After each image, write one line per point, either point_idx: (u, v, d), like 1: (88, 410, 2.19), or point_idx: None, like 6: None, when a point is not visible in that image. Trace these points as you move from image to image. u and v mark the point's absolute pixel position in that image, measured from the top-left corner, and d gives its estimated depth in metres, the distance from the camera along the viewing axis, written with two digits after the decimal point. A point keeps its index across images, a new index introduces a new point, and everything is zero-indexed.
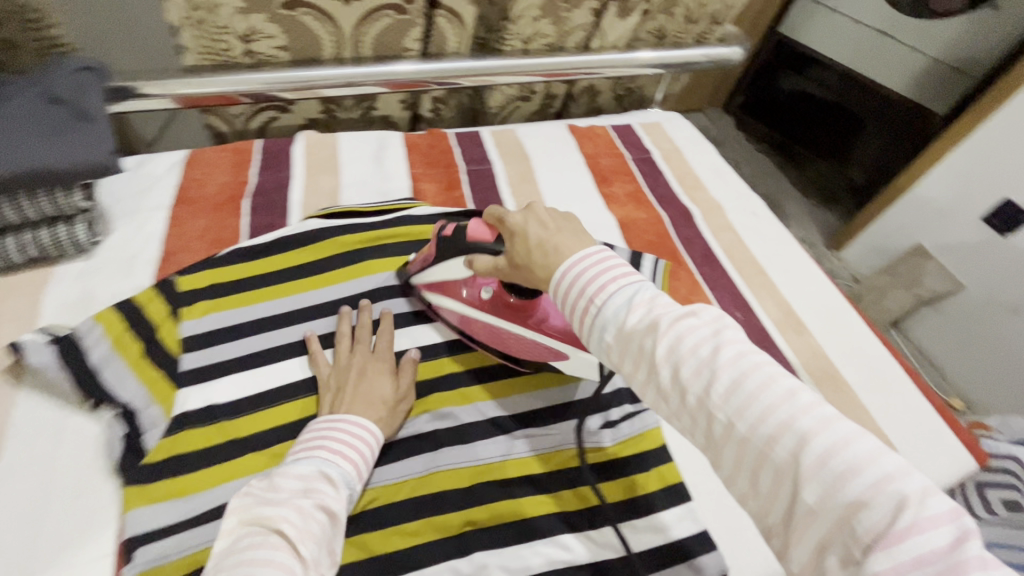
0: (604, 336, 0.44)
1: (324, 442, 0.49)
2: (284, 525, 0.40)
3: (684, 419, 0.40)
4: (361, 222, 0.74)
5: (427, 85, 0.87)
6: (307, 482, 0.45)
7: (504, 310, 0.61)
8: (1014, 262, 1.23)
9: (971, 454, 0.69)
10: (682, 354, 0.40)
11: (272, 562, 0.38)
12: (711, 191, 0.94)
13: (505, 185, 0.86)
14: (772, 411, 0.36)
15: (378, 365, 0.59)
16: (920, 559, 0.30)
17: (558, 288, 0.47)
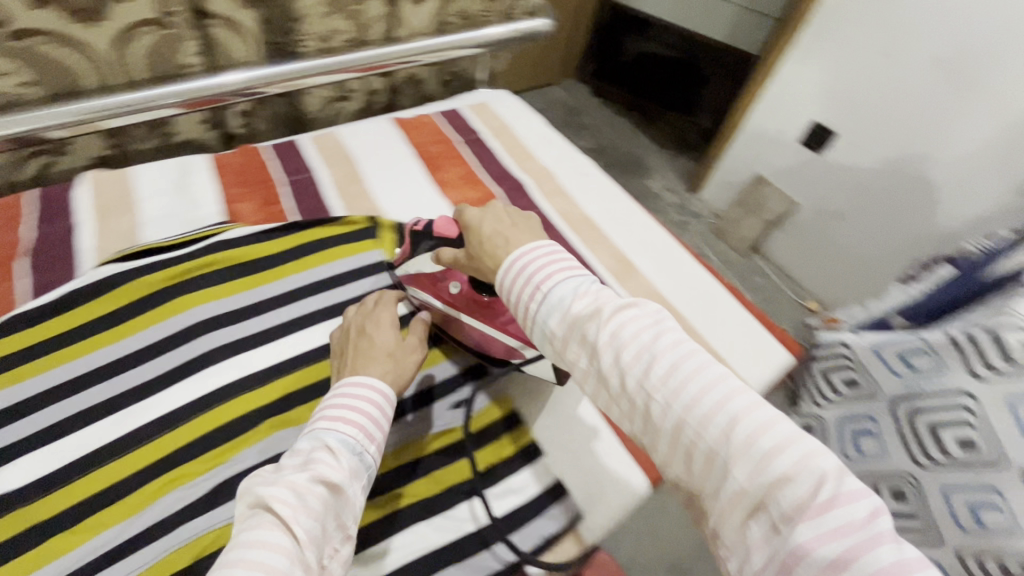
0: (549, 321, 0.46)
1: (324, 413, 0.49)
2: (276, 503, 0.40)
3: (623, 402, 0.42)
4: (167, 257, 0.68)
5: (228, 99, 0.83)
6: (306, 457, 0.44)
7: (473, 307, 0.62)
8: (828, 173, 1.81)
9: (787, 348, 0.78)
10: (623, 339, 0.42)
11: (266, 544, 0.37)
12: (542, 159, 0.98)
13: (330, 190, 0.83)
14: (707, 394, 0.39)
15: (382, 318, 0.61)
16: (837, 531, 0.33)
17: (505, 276, 0.50)
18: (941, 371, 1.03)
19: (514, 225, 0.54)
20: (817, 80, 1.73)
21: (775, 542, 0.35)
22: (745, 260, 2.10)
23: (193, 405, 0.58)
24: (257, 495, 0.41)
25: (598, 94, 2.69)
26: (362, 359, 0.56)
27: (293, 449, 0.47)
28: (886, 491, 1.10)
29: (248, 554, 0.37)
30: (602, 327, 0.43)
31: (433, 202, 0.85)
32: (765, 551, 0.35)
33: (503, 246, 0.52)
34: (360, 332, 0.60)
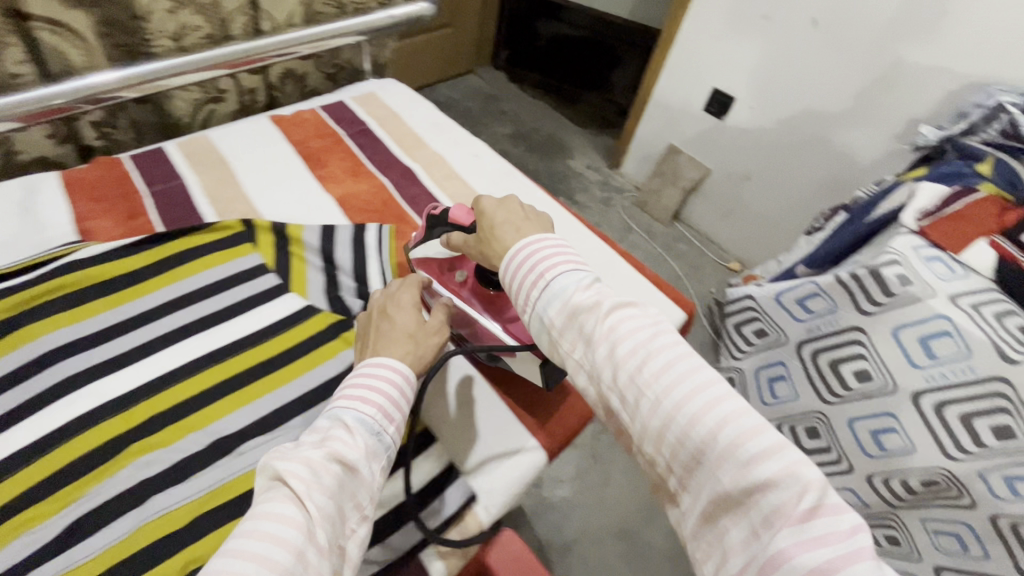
0: (548, 312, 0.50)
1: (346, 389, 0.50)
2: (293, 478, 0.41)
3: (615, 395, 0.45)
4: (8, 285, 0.62)
5: (74, 108, 0.76)
6: (324, 434, 0.45)
7: (478, 299, 0.67)
8: (732, 136, 1.88)
9: (680, 306, 0.81)
10: (620, 334, 0.46)
11: (278, 518, 0.38)
12: (432, 145, 0.96)
13: (201, 196, 0.78)
14: (699, 395, 0.42)
15: (403, 299, 0.61)
16: (822, 539, 0.36)
17: (511, 269, 0.54)
18: (835, 312, 1.09)
19: (525, 217, 0.59)
20: (712, 48, 1.80)
21: (753, 544, 0.38)
22: (668, 229, 2.16)
23: (43, 441, 0.53)
24: (275, 468, 0.42)
25: (515, 79, 2.69)
26: (384, 339, 0.57)
27: (317, 423, 0.48)
28: (801, 431, 1.17)
29: (262, 527, 0.38)
30: (602, 321, 0.47)
31: (317, 199, 0.82)
32: (743, 552, 0.39)
33: (508, 232, 0.58)
34: (381, 314, 0.60)
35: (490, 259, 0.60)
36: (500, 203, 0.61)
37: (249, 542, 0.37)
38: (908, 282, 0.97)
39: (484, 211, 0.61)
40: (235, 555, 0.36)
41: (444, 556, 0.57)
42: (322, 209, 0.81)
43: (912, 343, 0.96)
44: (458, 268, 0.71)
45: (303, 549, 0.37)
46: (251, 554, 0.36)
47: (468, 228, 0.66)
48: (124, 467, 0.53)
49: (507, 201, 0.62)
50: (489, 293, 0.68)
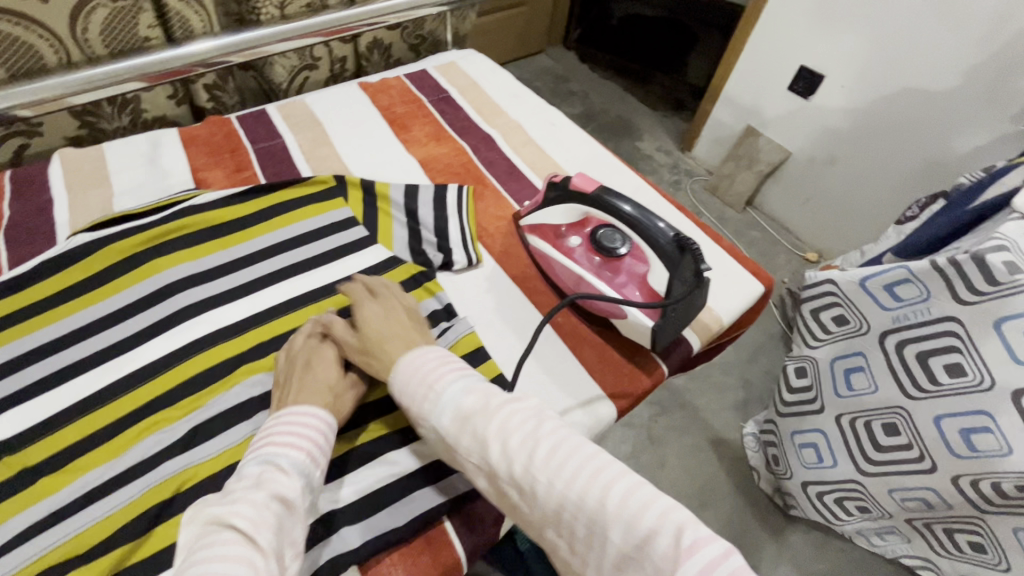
0: (441, 418, 0.50)
1: (272, 437, 0.49)
2: (239, 518, 0.42)
3: (513, 488, 0.46)
4: (137, 224, 0.69)
5: (192, 70, 0.83)
6: (257, 478, 0.46)
7: (595, 264, 0.66)
8: (818, 116, 1.77)
9: (759, 279, 0.77)
10: (509, 428, 0.47)
11: (228, 556, 0.40)
12: (510, 113, 0.98)
13: (298, 154, 0.84)
14: (582, 470, 0.44)
15: (326, 354, 0.58)
16: (705, 566, 0.38)
17: (396, 384, 0.53)
18: (926, 302, 1.00)
19: (409, 325, 0.59)
20: (801, 22, 1.69)
21: None
22: (740, 216, 2.09)
23: (168, 358, 0.60)
24: (217, 511, 0.43)
25: (586, 59, 2.67)
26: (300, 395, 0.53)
27: (240, 469, 0.47)
28: (878, 428, 1.10)
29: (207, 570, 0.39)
30: (491, 419, 0.48)
31: (400, 160, 0.86)
32: None
33: (397, 343, 0.56)
34: (300, 363, 0.57)
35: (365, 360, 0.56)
36: (384, 303, 0.60)
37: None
38: (1017, 270, 0.87)
39: (367, 315, 0.59)
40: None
41: None
42: (406, 170, 0.85)
43: (1018, 337, 0.87)
44: (572, 232, 0.69)
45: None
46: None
47: (594, 195, 0.63)
48: (235, 385, 0.59)
49: (390, 301, 0.61)
50: (602, 257, 0.67)
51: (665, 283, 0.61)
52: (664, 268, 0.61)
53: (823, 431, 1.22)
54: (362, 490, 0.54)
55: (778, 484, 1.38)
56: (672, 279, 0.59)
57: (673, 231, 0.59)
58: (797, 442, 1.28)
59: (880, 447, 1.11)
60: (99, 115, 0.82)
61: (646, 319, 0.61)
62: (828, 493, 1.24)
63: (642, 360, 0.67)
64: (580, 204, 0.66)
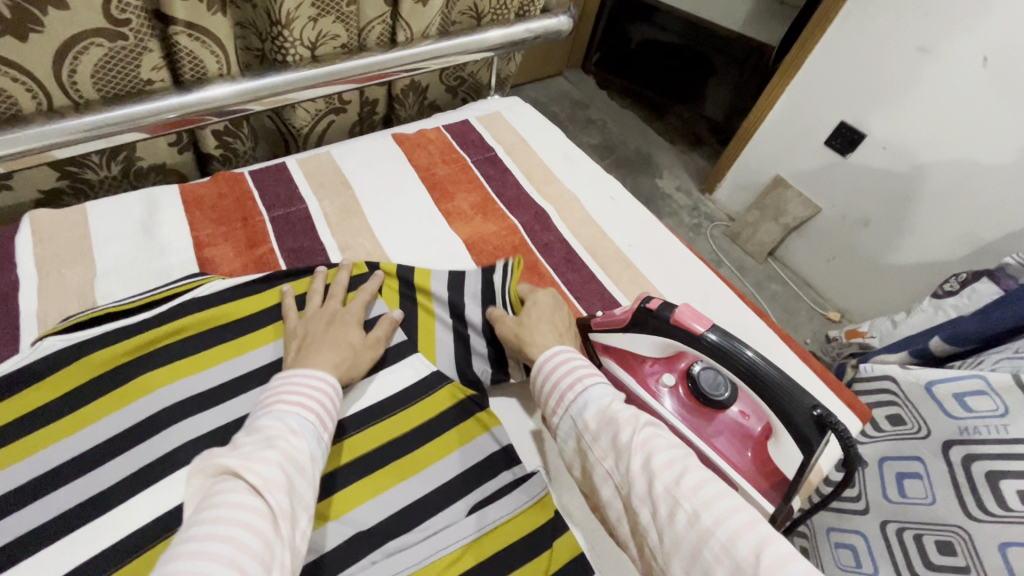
0: (582, 415, 0.49)
1: (280, 396, 0.47)
2: (250, 472, 0.38)
3: (647, 507, 0.43)
4: (125, 323, 0.56)
5: (204, 119, 0.69)
6: (267, 436, 0.42)
7: (692, 413, 0.56)
8: (853, 175, 1.70)
9: (857, 415, 0.67)
10: (657, 449, 0.44)
11: (239, 518, 0.35)
12: (564, 181, 0.86)
13: (323, 226, 0.71)
14: (734, 516, 0.39)
15: (348, 317, 0.59)
16: None
17: (542, 373, 0.54)
18: (1003, 418, 0.91)
19: (565, 328, 0.60)
20: (846, 77, 1.61)
21: None
22: (761, 267, 2.01)
23: (162, 524, 0.47)
24: (224, 464, 0.38)
25: (604, 85, 2.55)
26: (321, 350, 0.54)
27: (248, 427, 0.44)
28: (930, 544, 0.93)
29: (211, 532, 0.34)
30: (641, 432, 0.45)
31: (442, 239, 0.74)
32: None
33: (549, 334, 0.58)
34: (331, 317, 0.58)
35: (518, 341, 0.59)
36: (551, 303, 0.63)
37: (203, 545, 0.34)
38: None
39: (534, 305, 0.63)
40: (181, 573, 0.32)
41: None
42: (449, 253, 0.72)
43: None
44: (663, 366, 0.59)
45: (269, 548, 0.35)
46: (206, 559, 0.33)
47: (702, 338, 0.52)
48: None
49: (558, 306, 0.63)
50: (695, 400, 0.56)
51: (794, 464, 0.50)
52: (796, 446, 0.49)
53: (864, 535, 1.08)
54: None
55: None
56: (805, 464, 0.48)
57: (815, 405, 0.46)
58: (834, 540, 1.16)
59: (931, 564, 0.92)
60: (85, 164, 0.68)
61: (762, 499, 0.51)
62: None
63: None
64: (677, 340, 0.54)
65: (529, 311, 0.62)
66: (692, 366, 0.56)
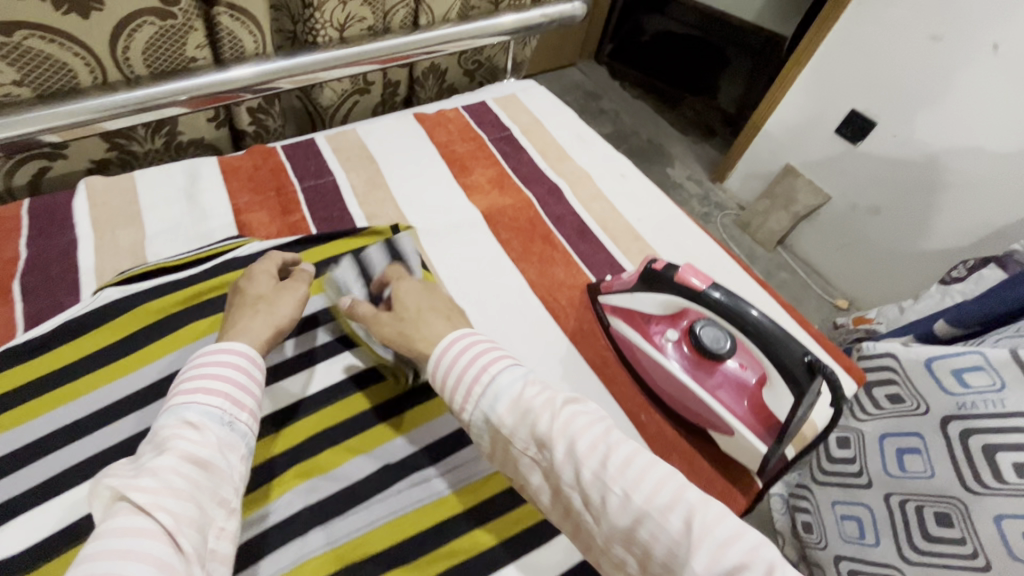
0: (496, 409, 0.46)
1: (179, 390, 0.44)
2: (137, 491, 0.36)
3: (579, 494, 0.43)
4: (175, 278, 0.61)
5: (241, 96, 0.74)
6: (160, 440, 0.40)
7: (693, 365, 0.60)
8: (863, 163, 1.71)
9: (852, 378, 0.70)
10: (577, 434, 0.43)
11: (118, 550, 0.33)
12: (577, 159, 0.90)
13: (350, 196, 0.76)
14: (657, 488, 0.41)
15: (254, 279, 0.56)
16: None
17: (440, 370, 0.49)
18: (1000, 393, 0.93)
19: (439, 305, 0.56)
20: (857, 66, 1.62)
21: None
22: (770, 255, 2.03)
23: None
24: (110, 487, 0.37)
25: (617, 75, 2.57)
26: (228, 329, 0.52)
27: (148, 436, 0.41)
28: (930, 516, 0.98)
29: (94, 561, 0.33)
30: (557, 418, 0.44)
31: (460, 210, 0.78)
32: None
33: (427, 319, 0.54)
34: (233, 292, 0.55)
35: (397, 337, 0.54)
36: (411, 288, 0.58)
37: None
38: None
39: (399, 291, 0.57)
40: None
41: None
42: (466, 223, 0.77)
43: None
44: (667, 325, 0.63)
45: (169, 560, 0.34)
46: None
47: (703, 294, 0.56)
48: (285, 493, 0.52)
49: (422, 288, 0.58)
50: (697, 354, 0.61)
51: (786, 407, 0.54)
52: (787, 388, 0.53)
53: (869, 507, 1.12)
54: None
55: (805, 553, 1.31)
56: (796, 405, 0.52)
57: (806, 352, 0.51)
58: (839, 513, 1.19)
59: (929, 537, 0.97)
60: (132, 137, 0.74)
61: (757, 440, 0.55)
62: None
63: (736, 472, 0.60)
64: (681, 298, 0.58)
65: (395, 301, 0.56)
66: (695, 323, 0.61)
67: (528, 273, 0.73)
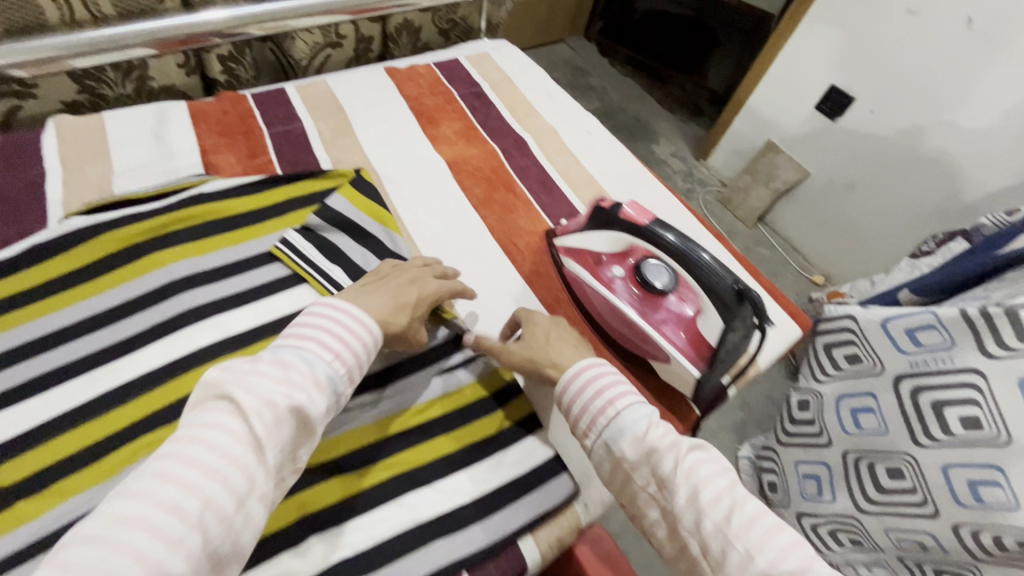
0: (619, 442, 0.48)
1: (316, 335, 0.45)
2: (255, 416, 0.37)
3: (698, 543, 0.43)
4: (140, 210, 0.63)
5: (209, 40, 0.76)
6: (288, 377, 0.41)
7: (638, 298, 0.63)
8: (841, 139, 1.73)
9: (796, 322, 0.73)
10: (701, 482, 0.44)
11: (213, 470, 0.34)
12: (545, 116, 0.92)
13: (318, 142, 0.78)
14: (784, 555, 0.40)
15: (426, 283, 0.57)
16: None
17: (566, 395, 0.52)
18: (949, 349, 0.93)
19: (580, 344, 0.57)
20: (837, 41, 1.64)
21: None
22: (751, 232, 2.06)
23: (168, 368, 0.53)
24: (230, 394, 0.38)
25: (606, 53, 2.57)
26: (361, 294, 0.53)
27: (272, 355, 0.42)
28: (882, 470, 1.03)
29: (188, 455, 0.35)
30: (680, 462, 0.45)
31: (426, 159, 0.80)
32: None
33: (562, 351, 0.55)
34: (410, 278, 0.57)
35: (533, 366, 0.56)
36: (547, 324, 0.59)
37: (172, 488, 0.33)
38: None
39: (536, 328, 0.58)
40: (146, 490, 0.33)
41: (539, 545, 0.52)
42: (432, 170, 0.79)
43: None
44: (614, 262, 0.66)
45: (245, 497, 0.36)
46: (171, 507, 0.32)
47: (645, 229, 0.59)
48: None
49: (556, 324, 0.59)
50: (643, 291, 0.63)
51: (716, 333, 0.58)
52: (718, 318, 0.57)
53: (827, 464, 1.16)
54: (378, 536, 0.48)
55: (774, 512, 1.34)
56: (725, 331, 0.56)
57: (736, 281, 0.55)
58: (801, 472, 1.23)
59: (883, 488, 1.02)
60: (103, 80, 0.75)
61: (689, 366, 0.58)
62: (822, 526, 1.17)
63: (675, 401, 0.63)
64: (627, 235, 0.62)
65: (531, 335, 0.58)
66: (641, 261, 0.64)
67: (488, 219, 0.75)
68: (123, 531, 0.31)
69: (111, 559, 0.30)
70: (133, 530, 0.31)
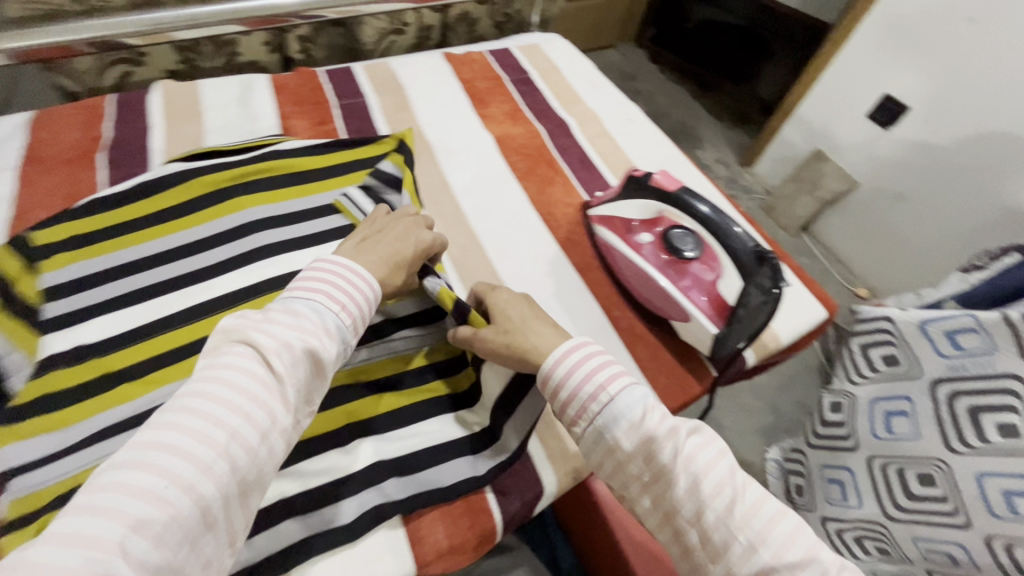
0: (614, 431, 0.47)
1: (325, 286, 0.48)
2: (275, 359, 0.40)
3: (699, 532, 0.43)
4: (226, 160, 0.72)
5: (290, 20, 0.86)
6: (303, 325, 0.43)
7: (662, 262, 0.66)
8: (892, 148, 1.70)
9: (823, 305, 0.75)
10: (701, 472, 0.44)
11: (233, 406, 0.37)
12: (588, 103, 0.98)
13: (379, 115, 0.86)
14: (788, 544, 0.41)
15: (412, 231, 0.60)
16: None
17: (554, 379, 0.51)
18: (991, 355, 0.86)
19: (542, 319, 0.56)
20: (892, 48, 1.62)
21: None
22: (793, 241, 2.03)
23: (242, 291, 0.61)
24: (249, 340, 0.40)
25: (656, 59, 2.60)
26: (360, 248, 0.55)
27: (282, 304, 0.45)
28: (911, 477, 0.95)
29: (216, 390, 0.37)
30: (680, 451, 0.45)
31: (475, 135, 0.87)
32: None
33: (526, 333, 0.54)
34: (398, 227, 0.59)
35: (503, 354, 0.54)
36: (513, 303, 0.57)
37: (195, 421, 0.35)
38: None
39: (502, 309, 0.57)
40: (176, 422, 0.35)
41: (557, 475, 0.58)
42: (480, 145, 0.86)
43: None
44: (643, 229, 0.70)
45: (269, 431, 0.38)
46: (194, 439, 0.34)
47: (674, 194, 0.64)
48: None
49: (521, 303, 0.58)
50: (669, 256, 0.67)
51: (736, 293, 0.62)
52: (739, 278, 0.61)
53: (851, 471, 1.10)
54: (412, 447, 0.55)
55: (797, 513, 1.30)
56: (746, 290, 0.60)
57: (756, 243, 0.59)
58: (827, 476, 1.17)
59: (911, 496, 0.94)
60: (201, 55, 0.86)
61: (709, 324, 0.62)
62: (847, 532, 1.10)
63: (693, 364, 0.67)
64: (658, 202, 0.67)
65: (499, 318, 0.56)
66: (668, 229, 0.68)
67: (529, 190, 0.81)
68: (152, 455, 0.33)
69: (146, 478, 0.32)
70: (165, 456, 0.33)
